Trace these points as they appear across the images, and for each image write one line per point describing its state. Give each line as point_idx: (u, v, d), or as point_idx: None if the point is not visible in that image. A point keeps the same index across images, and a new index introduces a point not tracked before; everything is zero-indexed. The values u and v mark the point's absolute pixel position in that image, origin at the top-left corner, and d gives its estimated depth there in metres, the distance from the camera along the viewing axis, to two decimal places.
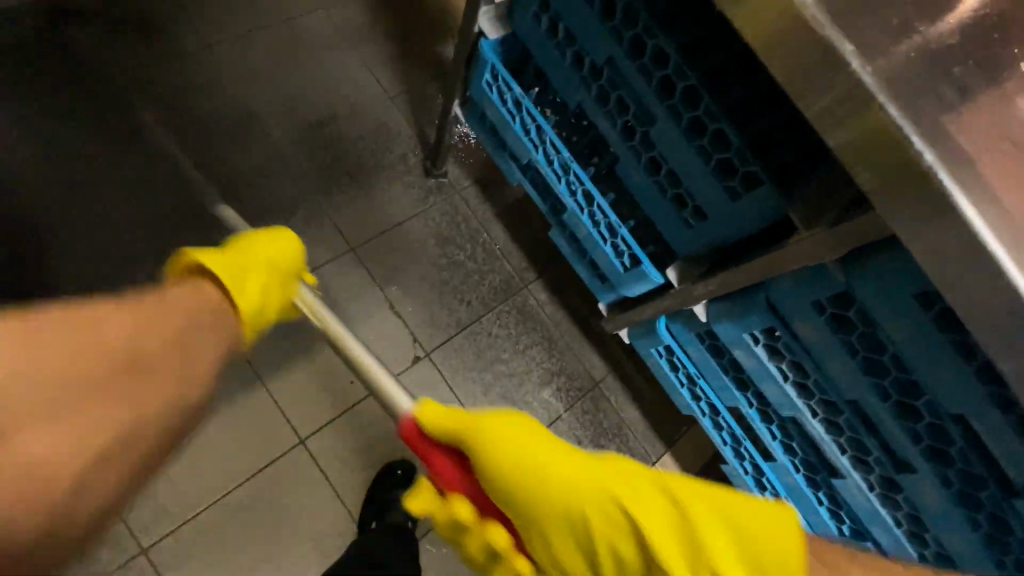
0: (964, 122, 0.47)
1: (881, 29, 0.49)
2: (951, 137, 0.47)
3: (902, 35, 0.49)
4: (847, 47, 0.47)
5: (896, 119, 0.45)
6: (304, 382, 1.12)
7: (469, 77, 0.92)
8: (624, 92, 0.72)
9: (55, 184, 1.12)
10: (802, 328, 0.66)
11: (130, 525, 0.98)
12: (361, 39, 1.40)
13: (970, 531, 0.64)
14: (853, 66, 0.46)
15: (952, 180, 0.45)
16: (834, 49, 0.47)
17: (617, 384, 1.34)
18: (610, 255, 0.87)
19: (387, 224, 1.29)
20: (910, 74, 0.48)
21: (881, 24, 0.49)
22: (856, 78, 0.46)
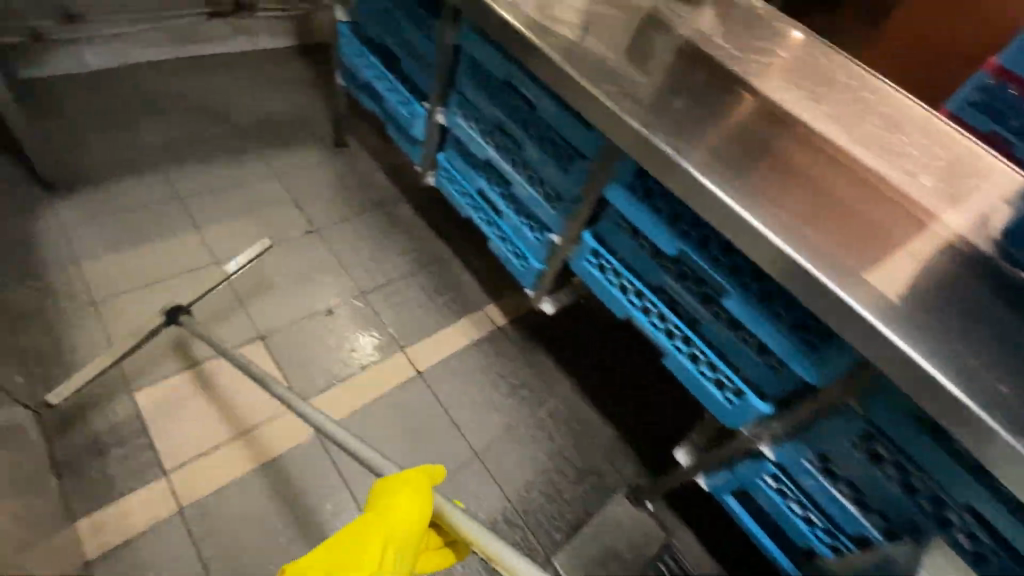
0: None
1: None
2: None
3: None
4: None
5: None
6: (233, 232, 1.67)
7: (340, 53, 1.72)
8: (392, 23, 1.48)
9: (95, 123, 1.80)
10: (470, 91, 1.29)
11: (93, 291, 1.44)
12: (308, 85, 2.28)
13: (549, 159, 1.16)
14: None
15: None
16: None
17: (458, 261, 1.82)
18: (404, 112, 1.53)
19: (303, 165, 1.95)
20: None
21: None
22: None
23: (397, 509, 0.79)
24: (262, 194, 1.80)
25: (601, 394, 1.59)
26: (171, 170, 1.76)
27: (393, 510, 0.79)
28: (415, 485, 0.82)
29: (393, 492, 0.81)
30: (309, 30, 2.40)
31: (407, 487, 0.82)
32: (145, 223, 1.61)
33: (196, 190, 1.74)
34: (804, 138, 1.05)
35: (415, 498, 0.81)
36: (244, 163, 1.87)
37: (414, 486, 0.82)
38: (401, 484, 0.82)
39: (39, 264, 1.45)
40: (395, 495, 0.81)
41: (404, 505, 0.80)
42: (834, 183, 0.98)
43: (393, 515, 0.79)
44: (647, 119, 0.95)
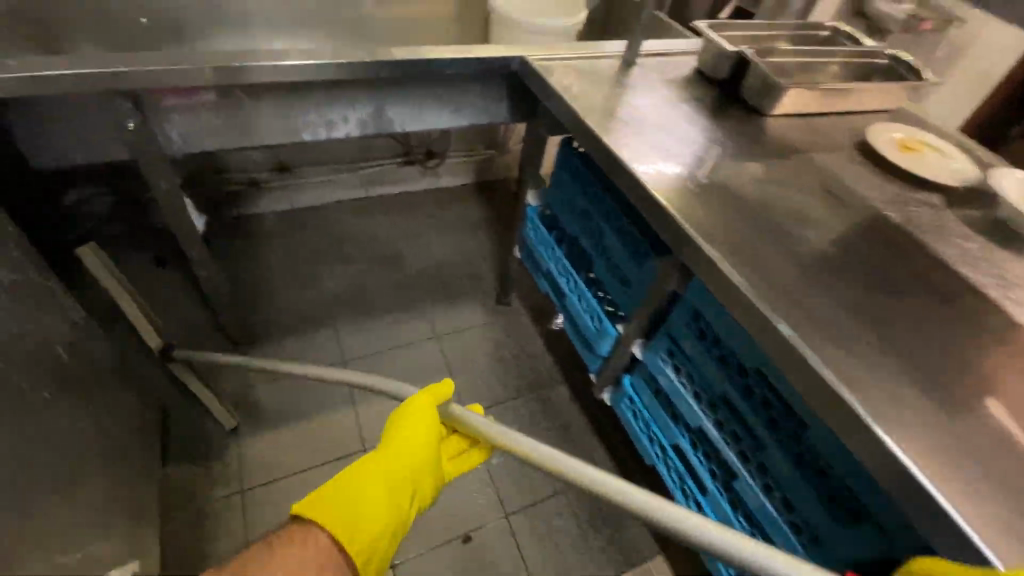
0: (719, 219, 0.92)
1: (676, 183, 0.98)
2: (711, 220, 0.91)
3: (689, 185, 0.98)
4: (662, 187, 0.96)
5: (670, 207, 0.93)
6: (384, 411, 1.57)
7: (523, 229, 1.59)
8: (592, 222, 1.29)
9: (284, 269, 1.89)
10: (688, 345, 1.04)
11: (245, 473, 1.41)
12: (479, 228, 2.23)
13: (811, 490, 0.85)
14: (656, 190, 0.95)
15: (696, 226, 0.89)
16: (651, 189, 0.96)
17: (619, 480, 1.52)
18: (588, 321, 1.30)
19: (461, 327, 1.84)
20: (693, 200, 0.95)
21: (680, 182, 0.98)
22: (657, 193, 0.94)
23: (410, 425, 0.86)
24: (417, 364, 1.70)
25: None
26: (339, 326, 1.75)
27: (404, 434, 0.85)
28: (425, 400, 0.88)
29: (411, 402, 0.88)
30: (488, 168, 2.40)
31: (420, 400, 0.88)
32: (304, 392, 1.57)
33: (356, 354, 1.69)
34: (997, 331, 0.80)
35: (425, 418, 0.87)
36: (405, 322, 1.81)
37: (429, 398, 0.88)
38: (409, 408, 0.87)
39: (208, 435, 1.46)
40: (404, 421, 0.86)
41: (415, 425, 0.86)
42: None
43: (408, 430, 0.85)
44: (912, 430, 0.66)
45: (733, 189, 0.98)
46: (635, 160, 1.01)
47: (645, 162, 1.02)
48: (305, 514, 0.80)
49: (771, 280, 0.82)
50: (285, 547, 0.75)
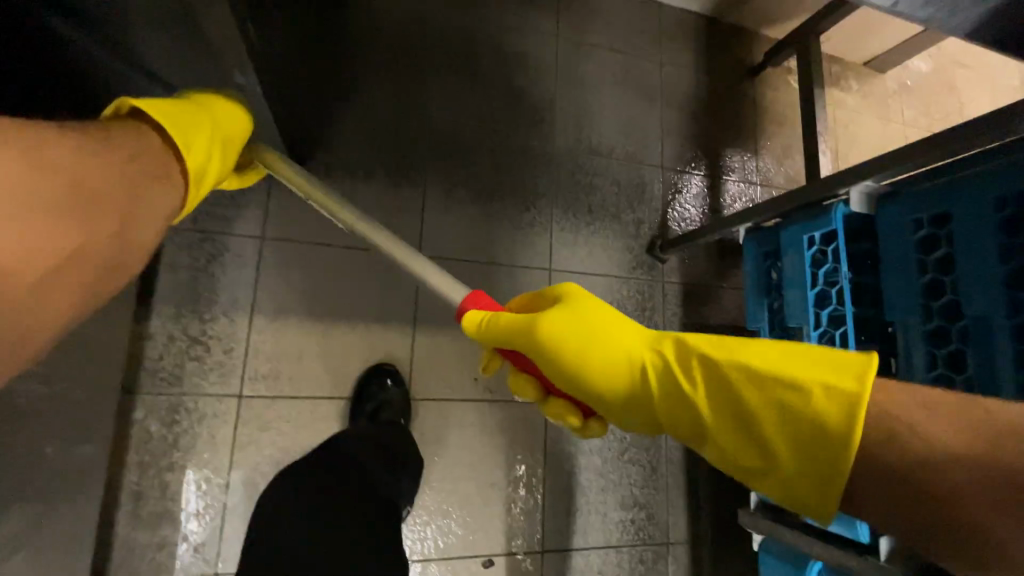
0: None
1: None
2: None
3: None
4: None
5: None
6: (448, 351, 1.11)
7: (790, 221, 0.87)
8: (975, 355, 0.65)
9: (378, 54, 1.17)
10: None
11: (247, 368, 0.97)
12: (673, 107, 1.42)
13: None
14: None
15: None
16: None
17: (684, 558, 1.19)
18: None
19: (589, 268, 1.26)
20: None
21: None
22: None
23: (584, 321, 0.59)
24: (513, 301, 1.18)
25: None
26: (429, 193, 1.15)
27: (592, 319, 0.59)
28: (230, 105, 0.68)
29: (191, 97, 0.67)
30: (734, 7, 1.44)
31: (217, 101, 0.68)
32: (352, 280, 1.07)
33: (439, 250, 1.14)
34: None
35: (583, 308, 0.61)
36: (520, 227, 1.21)
37: (226, 112, 0.68)
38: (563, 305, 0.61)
39: (205, 288, 0.98)
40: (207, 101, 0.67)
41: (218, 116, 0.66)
42: None
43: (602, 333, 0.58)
44: None
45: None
46: None
47: None
48: (139, 112, 0.55)
49: None
50: (84, 138, 0.44)
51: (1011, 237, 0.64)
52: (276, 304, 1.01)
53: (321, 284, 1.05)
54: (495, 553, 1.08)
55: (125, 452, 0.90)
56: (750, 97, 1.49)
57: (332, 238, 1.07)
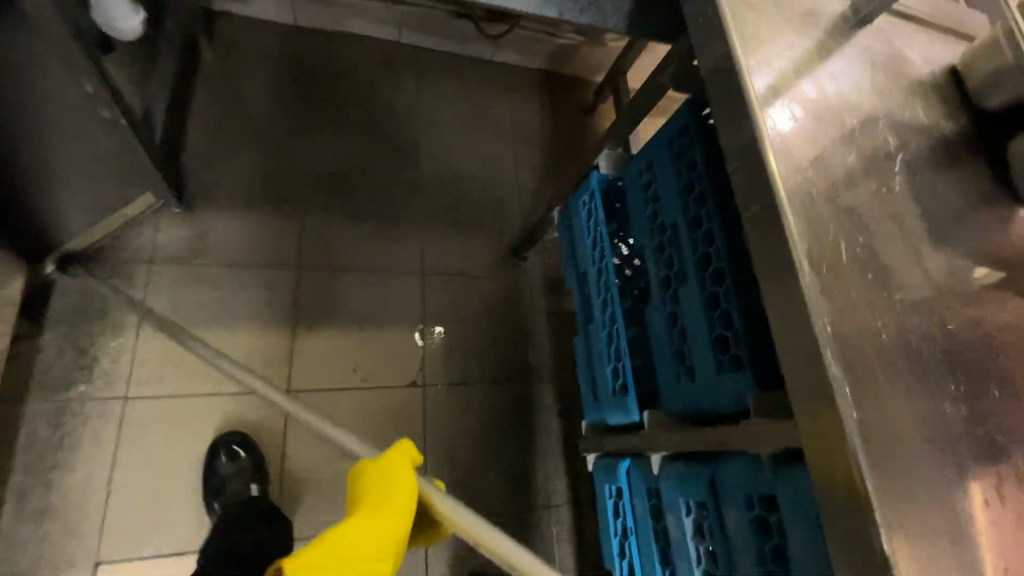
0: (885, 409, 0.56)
1: (848, 306, 0.59)
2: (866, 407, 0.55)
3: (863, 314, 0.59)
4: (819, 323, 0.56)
5: None
6: (329, 348, 1.26)
7: (574, 193, 1.11)
8: (674, 252, 0.85)
9: (258, 111, 1.41)
10: (729, 517, 0.69)
11: (134, 371, 1.09)
12: (524, 138, 1.71)
13: None
14: None
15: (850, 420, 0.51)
16: None
17: (566, 518, 1.30)
18: (609, 375, 0.95)
19: (458, 270, 1.45)
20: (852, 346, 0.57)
21: (853, 306, 0.59)
22: None
23: (380, 480, 0.76)
24: (391, 302, 1.35)
25: None
26: (307, 217, 1.35)
27: (384, 486, 0.75)
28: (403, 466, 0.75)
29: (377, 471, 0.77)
30: (563, 59, 1.80)
31: (394, 455, 0.77)
32: (235, 292, 1.23)
33: (316, 264, 1.32)
34: None
35: (409, 473, 0.75)
36: (393, 241, 1.41)
37: (399, 468, 0.75)
38: (379, 462, 0.77)
39: (94, 306, 1.11)
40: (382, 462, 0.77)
41: (394, 485, 0.74)
42: None
43: (384, 507, 0.73)
44: None
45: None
46: (800, 237, 0.60)
47: (808, 234, 0.61)
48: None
49: None
50: None
51: (680, 161, 0.86)
52: (162, 317, 1.15)
53: (209, 297, 1.21)
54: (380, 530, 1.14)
55: (11, 459, 0.99)
56: (589, 128, 1.81)
57: (218, 258, 1.24)
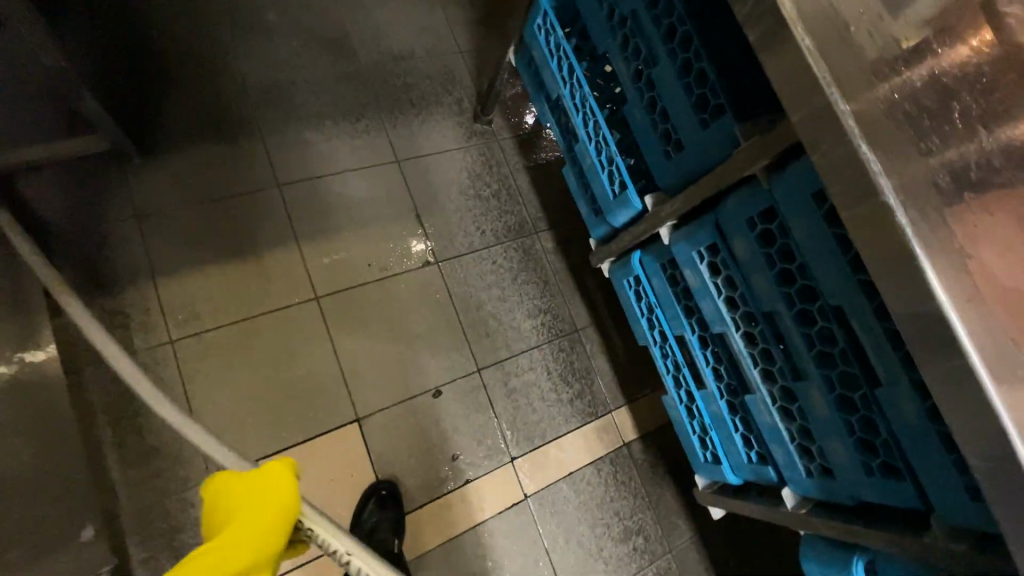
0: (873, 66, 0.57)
1: None
2: (855, 70, 0.56)
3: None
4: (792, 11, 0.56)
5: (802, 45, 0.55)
6: (337, 251, 1.31)
7: (525, 24, 1.11)
8: (639, 38, 0.89)
9: (170, 38, 1.32)
10: (737, 243, 0.81)
11: (167, 316, 1.15)
12: (450, 0, 1.63)
13: (844, 435, 0.73)
14: (786, 10, 0.55)
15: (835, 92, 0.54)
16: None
17: (594, 336, 1.45)
18: (605, 181, 1.03)
19: (429, 149, 1.47)
20: (827, 21, 0.57)
21: None
22: (783, 16, 0.55)
23: (250, 486, 0.71)
24: (380, 195, 1.38)
25: (712, 531, 1.41)
26: (265, 133, 1.32)
27: (258, 503, 0.70)
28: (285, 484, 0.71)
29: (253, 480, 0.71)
30: None
31: (272, 468, 0.72)
32: (227, 223, 1.24)
33: (294, 177, 1.32)
34: None
35: (278, 489, 0.71)
36: (357, 137, 1.40)
37: (276, 480, 0.71)
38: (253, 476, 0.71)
39: (102, 271, 1.13)
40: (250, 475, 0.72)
41: (264, 501, 0.70)
42: None
43: (254, 505, 0.69)
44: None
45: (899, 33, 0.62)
46: None
47: None
48: None
49: (926, 188, 0.54)
50: None
51: None
52: (171, 263, 1.18)
53: (205, 234, 1.22)
54: (441, 385, 1.29)
55: (92, 417, 1.06)
56: None
57: (197, 195, 1.23)
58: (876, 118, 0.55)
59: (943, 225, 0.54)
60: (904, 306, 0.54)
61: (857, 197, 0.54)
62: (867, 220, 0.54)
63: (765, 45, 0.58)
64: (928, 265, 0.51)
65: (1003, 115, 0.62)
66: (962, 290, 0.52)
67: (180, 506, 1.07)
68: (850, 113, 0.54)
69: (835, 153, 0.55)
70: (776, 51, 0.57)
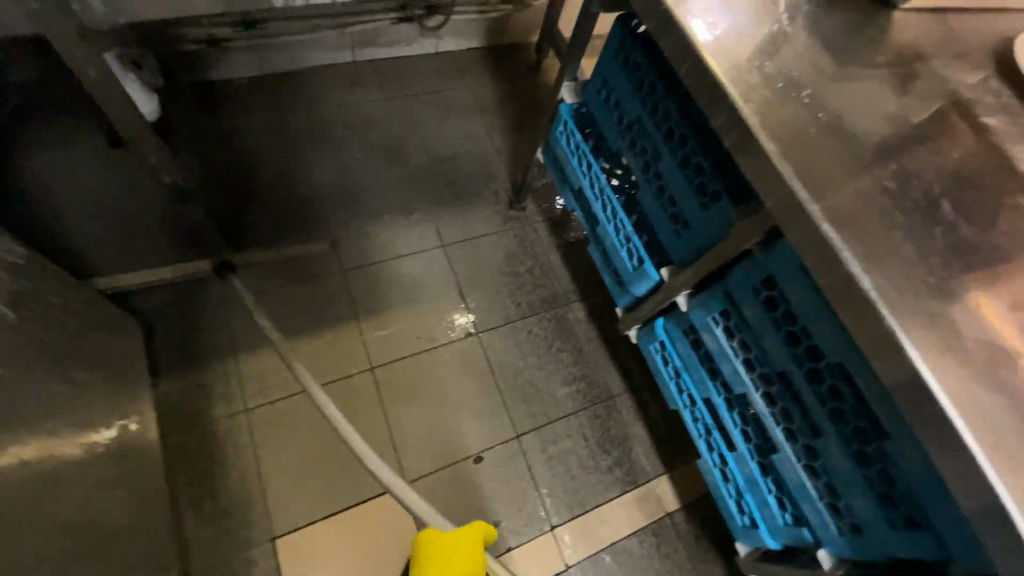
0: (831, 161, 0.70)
1: (778, 101, 0.73)
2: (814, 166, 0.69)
3: (794, 102, 0.74)
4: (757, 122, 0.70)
5: (767, 148, 0.68)
6: (389, 327, 1.46)
7: (550, 130, 1.31)
8: (645, 139, 1.05)
9: (262, 157, 1.61)
10: (745, 308, 0.89)
11: (245, 387, 1.32)
12: (488, 110, 1.90)
13: (866, 490, 0.76)
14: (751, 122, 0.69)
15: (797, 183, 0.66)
16: (737, 112, 0.71)
17: (629, 403, 1.50)
18: (625, 257, 1.15)
19: (471, 234, 1.65)
20: (788, 128, 0.71)
21: (782, 101, 0.74)
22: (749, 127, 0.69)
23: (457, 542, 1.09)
24: (427, 276, 1.56)
25: None
26: (332, 228, 1.55)
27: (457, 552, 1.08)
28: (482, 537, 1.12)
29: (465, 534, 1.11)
30: (498, 32, 1.99)
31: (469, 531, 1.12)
32: (297, 304, 1.43)
33: (355, 264, 1.52)
34: None
35: (474, 546, 1.10)
36: (409, 227, 1.61)
37: (473, 540, 1.11)
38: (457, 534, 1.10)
39: (195, 348, 1.33)
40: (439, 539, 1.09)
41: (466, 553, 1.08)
42: None
43: (461, 556, 1.07)
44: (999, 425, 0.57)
45: (856, 130, 0.74)
46: (727, 75, 0.74)
47: (731, 68, 0.75)
48: None
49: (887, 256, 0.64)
50: None
51: (628, 68, 1.06)
52: (251, 340, 1.37)
53: (279, 315, 1.41)
54: (482, 451, 1.37)
55: (178, 478, 1.21)
56: (541, 84, 2.00)
57: (274, 282, 1.45)
58: (835, 202, 0.66)
59: (907, 287, 0.63)
60: (880, 357, 0.62)
61: (826, 266, 0.64)
62: (837, 285, 0.64)
63: (737, 148, 0.72)
64: (892, 320, 0.60)
65: (961, 191, 0.71)
66: (929, 342, 0.60)
67: (245, 565, 1.17)
68: (812, 200, 0.66)
69: (804, 231, 0.66)
70: (747, 154, 0.70)
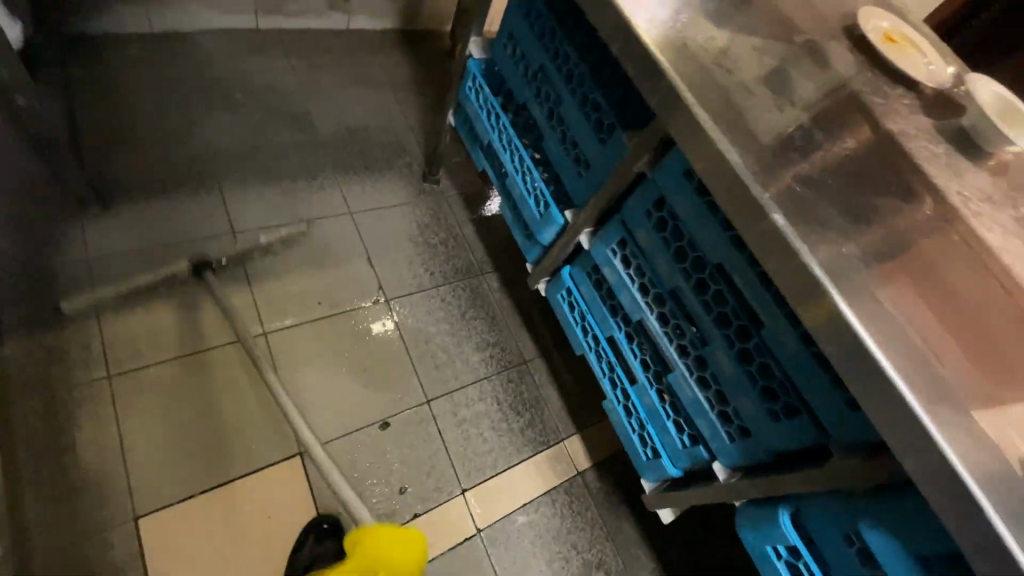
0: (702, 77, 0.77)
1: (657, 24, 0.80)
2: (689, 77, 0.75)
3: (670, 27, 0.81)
4: None
5: None
6: (288, 291, 1.36)
7: (459, 88, 1.32)
8: (547, 85, 1.09)
9: (145, 112, 1.47)
10: (639, 232, 0.93)
11: (109, 352, 1.15)
12: (402, 88, 1.89)
13: (749, 386, 0.80)
14: None
15: None
16: None
17: (542, 367, 1.50)
18: (531, 205, 1.17)
19: (381, 203, 1.61)
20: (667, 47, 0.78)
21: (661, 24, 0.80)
22: None
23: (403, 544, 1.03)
24: (332, 242, 1.48)
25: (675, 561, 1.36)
26: (226, 189, 1.44)
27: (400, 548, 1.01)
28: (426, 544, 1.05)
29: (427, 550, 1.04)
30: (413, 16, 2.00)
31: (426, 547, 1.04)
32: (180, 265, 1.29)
33: (251, 226, 1.41)
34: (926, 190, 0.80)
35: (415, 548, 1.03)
36: (313, 192, 1.53)
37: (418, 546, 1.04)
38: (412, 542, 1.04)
39: (47, 309, 1.15)
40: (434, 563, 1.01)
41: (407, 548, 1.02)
42: (881, 197, 0.76)
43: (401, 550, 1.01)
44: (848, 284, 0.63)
45: (725, 55, 0.82)
46: None
47: None
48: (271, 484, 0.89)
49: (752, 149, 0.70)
50: None
51: (530, 18, 1.11)
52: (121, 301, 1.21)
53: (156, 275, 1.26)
54: (387, 417, 1.29)
55: (15, 454, 1.01)
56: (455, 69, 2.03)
57: (153, 241, 1.30)
58: None
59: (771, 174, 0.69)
60: None
61: None
62: None
63: None
64: None
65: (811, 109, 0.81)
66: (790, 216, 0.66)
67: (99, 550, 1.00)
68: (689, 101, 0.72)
69: None
70: None
